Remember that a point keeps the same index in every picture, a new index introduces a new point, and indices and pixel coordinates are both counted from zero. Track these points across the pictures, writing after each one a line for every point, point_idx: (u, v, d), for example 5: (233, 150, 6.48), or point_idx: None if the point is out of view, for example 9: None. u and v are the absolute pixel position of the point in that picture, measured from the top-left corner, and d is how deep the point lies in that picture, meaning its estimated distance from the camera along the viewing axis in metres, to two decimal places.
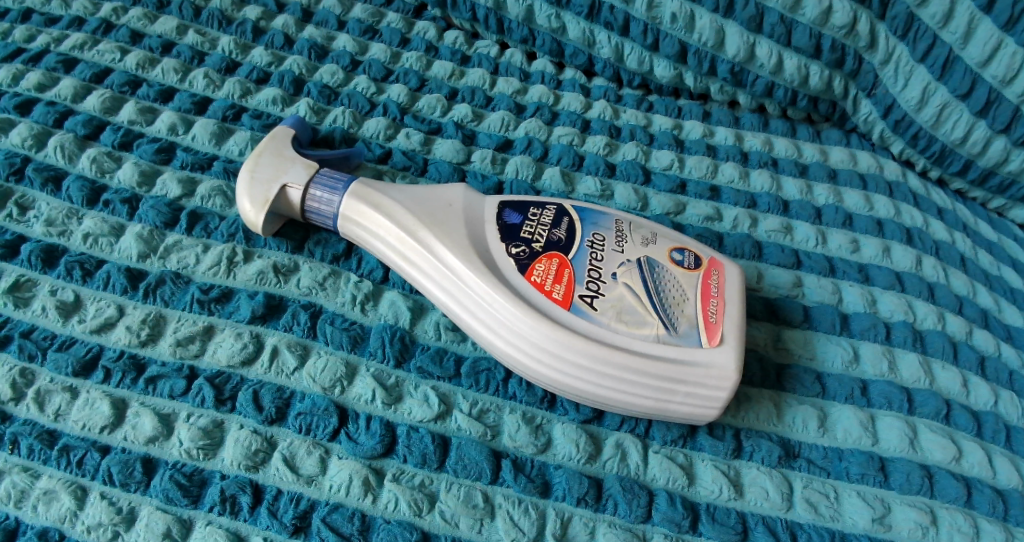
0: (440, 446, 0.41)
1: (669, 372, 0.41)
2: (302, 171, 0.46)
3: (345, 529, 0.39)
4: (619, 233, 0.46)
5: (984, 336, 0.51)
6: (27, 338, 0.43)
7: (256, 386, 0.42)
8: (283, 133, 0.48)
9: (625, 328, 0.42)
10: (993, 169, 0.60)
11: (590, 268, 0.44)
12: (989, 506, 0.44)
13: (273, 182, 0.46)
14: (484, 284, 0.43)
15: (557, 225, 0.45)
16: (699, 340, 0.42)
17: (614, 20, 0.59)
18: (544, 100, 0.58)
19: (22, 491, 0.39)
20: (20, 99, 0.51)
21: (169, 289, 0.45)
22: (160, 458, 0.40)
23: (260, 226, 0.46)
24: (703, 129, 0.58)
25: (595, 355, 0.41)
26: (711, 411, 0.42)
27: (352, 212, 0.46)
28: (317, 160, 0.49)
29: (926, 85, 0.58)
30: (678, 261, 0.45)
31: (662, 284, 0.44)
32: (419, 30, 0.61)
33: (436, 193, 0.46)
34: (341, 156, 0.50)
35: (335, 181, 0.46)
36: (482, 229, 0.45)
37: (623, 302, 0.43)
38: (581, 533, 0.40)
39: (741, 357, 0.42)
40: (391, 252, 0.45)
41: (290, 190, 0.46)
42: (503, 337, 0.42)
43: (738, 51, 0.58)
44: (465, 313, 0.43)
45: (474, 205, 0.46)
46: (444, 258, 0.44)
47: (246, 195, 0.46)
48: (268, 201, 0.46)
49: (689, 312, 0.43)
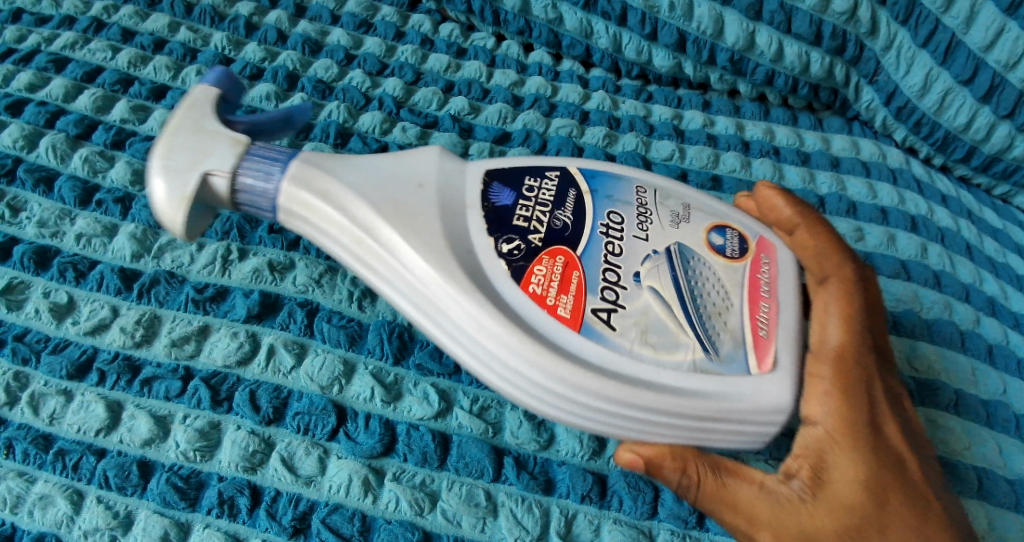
0: (441, 445, 0.41)
1: (702, 409, 0.37)
2: (228, 156, 0.39)
3: (345, 531, 0.38)
4: (642, 212, 0.42)
5: (992, 325, 0.50)
6: (21, 341, 0.42)
7: (252, 386, 0.41)
8: (200, 99, 0.40)
9: (652, 355, 0.38)
10: (998, 155, 0.59)
11: (604, 269, 0.39)
12: (1000, 496, 0.44)
13: (192, 171, 0.38)
14: (478, 315, 0.37)
15: (560, 207, 0.41)
16: (746, 364, 0.38)
17: (612, 10, 0.58)
18: (542, 92, 0.57)
19: (17, 497, 0.38)
20: (12, 100, 0.50)
21: (164, 289, 0.44)
22: (156, 461, 0.40)
23: (183, 227, 0.39)
24: (703, 119, 0.57)
25: (618, 392, 0.36)
26: (756, 443, 0.38)
27: (297, 204, 0.40)
28: (247, 128, 0.42)
29: (928, 71, 0.57)
30: (718, 249, 0.41)
31: (701, 287, 0.40)
32: (414, 23, 0.60)
33: (398, 172, 0.40)
34: (279, 119, 0.43)
35: (273, 164, 0.40)
36: (463, 225, 0.40)
37: (648, 317, 0.38)
38: (586, 531, 0.40)
39: (796, 387, 0.37)
40: (354, 258, 0.40)
41: (211, 179, 0.39)
42: (501, 373, 0.37)
43: (737, 38, 0.57)
44: (451, 341, 0.38)
45: (455, 191, 0.41)
46: (426, 281, 0.38)
47: (160, 191, 0.38)
48: (188, 197, 0.38)
49: (733, 325, 0.39)
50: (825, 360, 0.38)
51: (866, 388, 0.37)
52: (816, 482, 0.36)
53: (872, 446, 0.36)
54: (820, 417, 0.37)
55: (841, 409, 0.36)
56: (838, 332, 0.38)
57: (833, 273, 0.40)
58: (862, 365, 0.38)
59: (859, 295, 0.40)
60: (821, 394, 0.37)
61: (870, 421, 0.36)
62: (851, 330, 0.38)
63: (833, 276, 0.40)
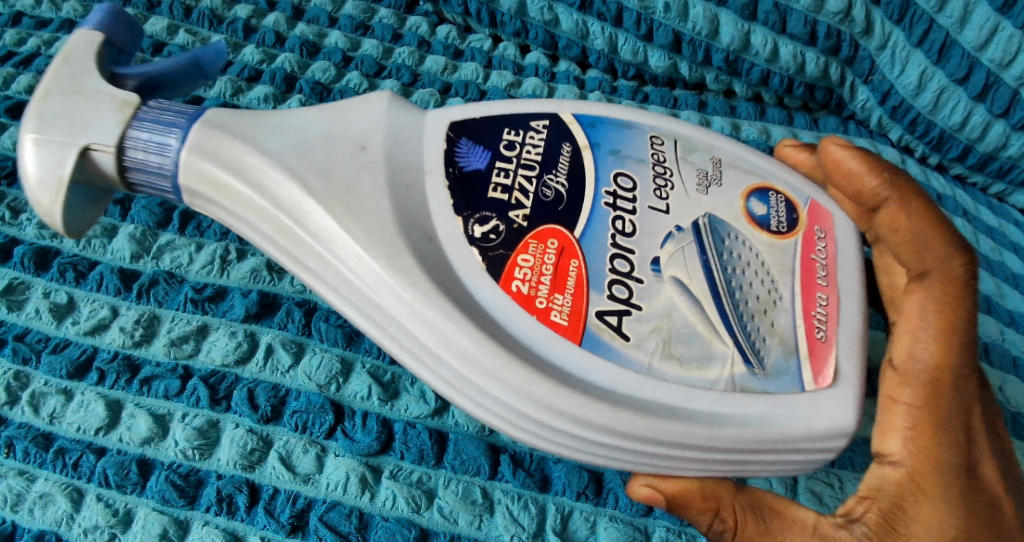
0: (438, 442, 0.41)
1: (747, 440, 0.35)
2: (114, 125, 0.36)
3: (343, 528, 0.39)
4: (660, 183, 0.40)
5: (987, 323, 0.51)
6: (21, 341, 0.43)
7: (250, 385, 0.42)
8: (79, 52, 0.37)
9: (677, 375, 0.36)
10: (993, 154, 0.59)
11: (603, 250, 0.38)
12: None
13: (69, 145, 0.35)
14: (470, 350, 0.34)
15: (548, 176, 0.40)
16: (800, 378, 0.37)
17: (607, 11, 0.58)
18: (538, 93, 0.57)
19: (18, 495, 0.39)
20: (12, 102, 0.51)
21: (163, 289, 0.44)
22: (155, 459, 0.40)
23: (60, 212, 0.36)
24: (699, 119, 0.58)
25: (633, 425, 0.34)
26: (799, 467, 0.37)
27: (232, 198, 0.37)
28: (139, 81, 0.39)
29: (923, 70, 0.57)
30: (762, 224, 0.40)
31: (749, 279, 0.39)
32: (411, 25, 0.60)
33: (331, 148, 0.37)
34: (185, 68, 0.41)
35: (169, 129, 0.37)
36: (425, 223, 0.37)
37: (671, 321, 0.37)
38: (582, 528, 0.40)
39: (853, 402, 0.36)
40: (314, 279, 0.37)
41: (94, 153, 0.36)
42: (493, 409, 0.35)
43: (732, 39, 0.58)
44: (433, 377, 0.36)
45: (410, 157, 0.39)
46: (410, 315, 0.35)
47: (31, 174, 0.35)
48: (63, 179, 0.35)
49: (782, 324, 0.38)
50: (914, 385, 0.36)
51: (958, 416, 0.35)
52: (885, 527, 0.35)
53: (960, 485, 0.35)
54: (903, 456, 0.35)
55: (921, 450, 0.35)
56: (931, 351, 0.36)
57: (936, 269, 0.37)
58: (958, 390, 0.36)
59: (967, 299, 0.37)
60: (906, 429, 0.36)
61: (956, 459, 0.35)
62: (948, 347, 0.36)
63: (935, 271, 0.37)
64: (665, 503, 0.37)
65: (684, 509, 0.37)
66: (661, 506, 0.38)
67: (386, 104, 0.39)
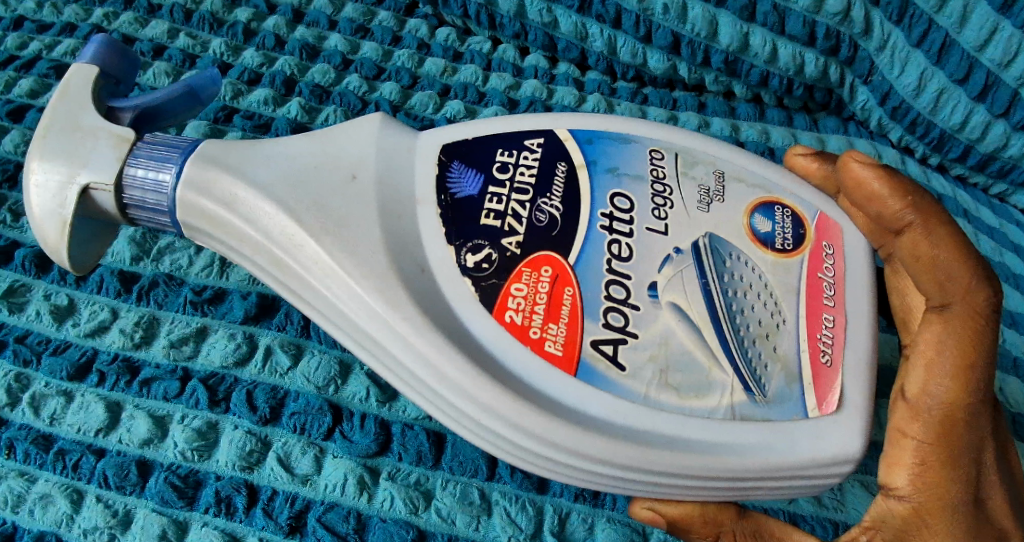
0: (435, 444, 0.41)
1: (746, 466, 0.36)
2: (112, 162, 0.37)
3: (340, 529, 0.39)
4: (656, 203, 0.40)
5: None
6: (22, 343, 0.43)
7: (249, 386, 0.42)
8: (76, 85, 0.38)
9: (675, 401, 0.36)
10: (993, 154, 0.59)
11: (597, 274, 0.38)
12: None
13: (70, 186, 0.37)
14: (465, 382, 0.35)
15: (543, 198, 0.40)
16: (802, 404, 0.37)
17: (606, 13, 0.58)
18: (537, 94, 0.57)
19: (19, 496, 0.39)
20: (13, 106, 0.51)
21: (162, 291, 0.44)
22: (155, 460, 0.40)
23: (66, 249, 0.37)
24: (698, 120, 0.58)
25: (629, 456, 0.35)
26: (800, 491, 0.37)
27: (231, 234, 0.38)
28: (134, 114, 0.40)
29: (923, 71, 0.57)
30: (767, 242, 0.40)
31: (752, 306, 0.38)
32: (411, 28, 0.60)
33: (321, 179, 0.38)
34: (182, 95, 0.41)
35: (163, 165, 0.38)
36: (417, 254, 0.38)
37: (669, 343, 0.37)
38: (579, 529, 0.40)
39: (855, 427, 0.36)
40: (312, 309, 0.38)
41: (94, 192, 0.37)
42: (491, 437, 0.36)
43: (731, 40, 0.58)
44: (429, 403, 0.36)
45: (403, 183, 0.39)
46: (403, 348, 0.35)
47: (39, 217, 0.37)
48: (67, 221, 0.37)
49: (785, 350, 0.38)
50: (926, 421, 0.36)
51: (967, 452, 0.35)
52: None
53: (966, 519, 0.35)
54: (910, 492, 0.36)
55: (928, 485, 0.35)
56: (946, 388, 0.35)
57: (957, 301, 0.37)
58: (971, 427, 0.35)
59: (989, 332, 0.36)
60: (913, 464, 0.36)
61: (962, 496, 0.35)
62: (963, 386, 0.35)
63: (958, 303, 0.37)
64: (667, 524, 0.39)
65: (684, 531, 0.39)
66: (663, 526, 0.39)
67: (379, 130, 0.40)
